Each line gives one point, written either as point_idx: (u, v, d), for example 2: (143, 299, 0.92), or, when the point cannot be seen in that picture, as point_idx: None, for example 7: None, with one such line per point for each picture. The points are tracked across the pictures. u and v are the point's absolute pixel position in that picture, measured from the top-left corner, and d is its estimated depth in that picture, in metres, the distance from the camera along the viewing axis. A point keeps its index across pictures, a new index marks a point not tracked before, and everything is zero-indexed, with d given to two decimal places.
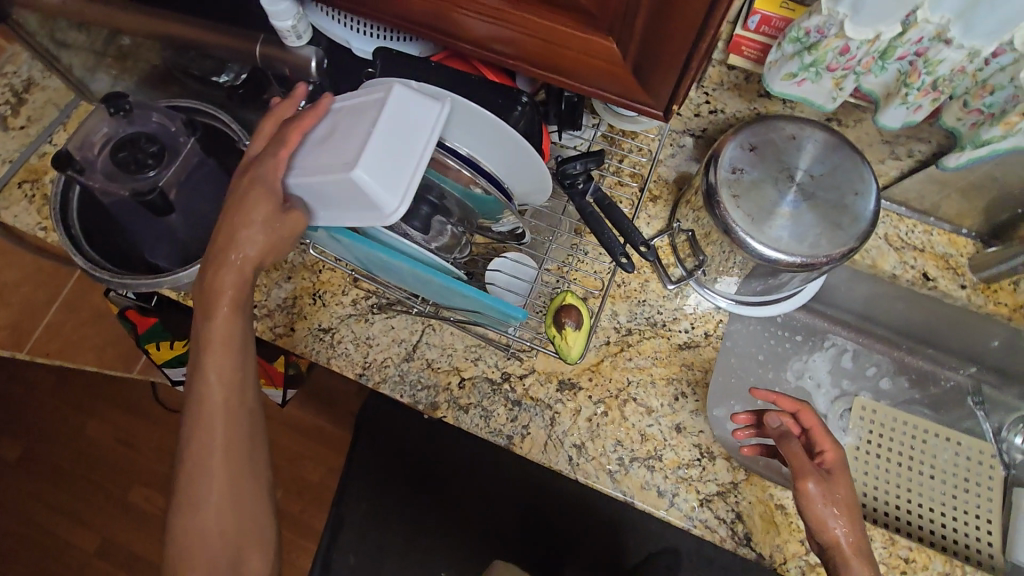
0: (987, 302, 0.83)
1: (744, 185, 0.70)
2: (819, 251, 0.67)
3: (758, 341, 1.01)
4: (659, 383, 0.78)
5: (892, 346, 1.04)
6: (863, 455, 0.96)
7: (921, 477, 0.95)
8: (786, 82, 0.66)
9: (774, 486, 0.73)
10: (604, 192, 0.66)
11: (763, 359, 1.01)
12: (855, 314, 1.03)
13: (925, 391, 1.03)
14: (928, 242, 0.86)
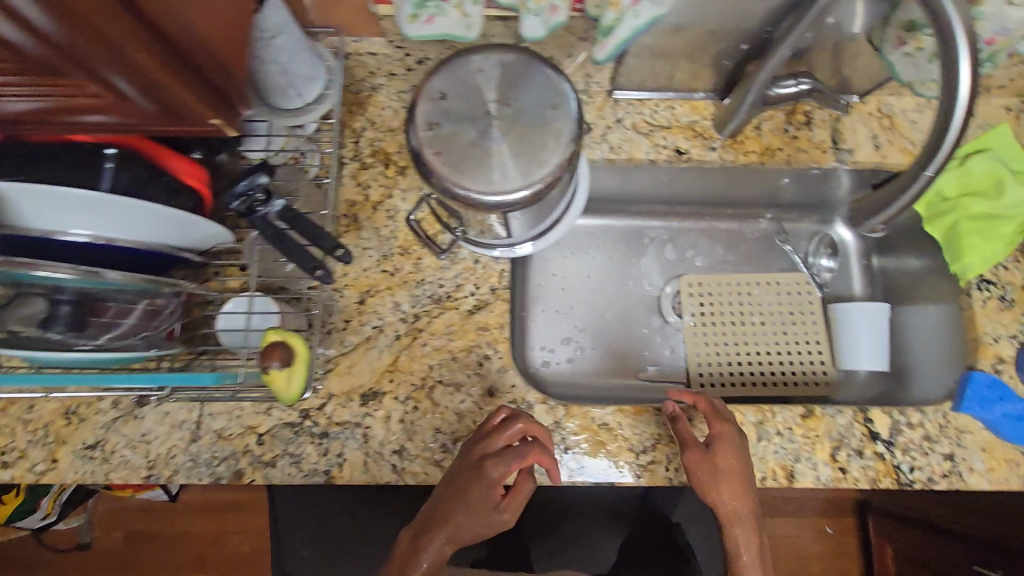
0: (738, 156, 0.83)
1: (445, 138, 0.65)
2: (532, 183, 0.64)
3: (579, 264, 1.02)
4: (460, 356, 0.76)
5: (700, 217, 1.05)
6: (700, 330, 1.00)
7: (754, 329, 1.00)
8: (419, 25, 0.76)
9: (593, 409, 0.75)
10: (288, 207, 0.61)
11: (589, 279, 1.02)
12: (661, 202, 1.03)
13: (739, 250, 1.05)
14: (674, 117, 0.84)
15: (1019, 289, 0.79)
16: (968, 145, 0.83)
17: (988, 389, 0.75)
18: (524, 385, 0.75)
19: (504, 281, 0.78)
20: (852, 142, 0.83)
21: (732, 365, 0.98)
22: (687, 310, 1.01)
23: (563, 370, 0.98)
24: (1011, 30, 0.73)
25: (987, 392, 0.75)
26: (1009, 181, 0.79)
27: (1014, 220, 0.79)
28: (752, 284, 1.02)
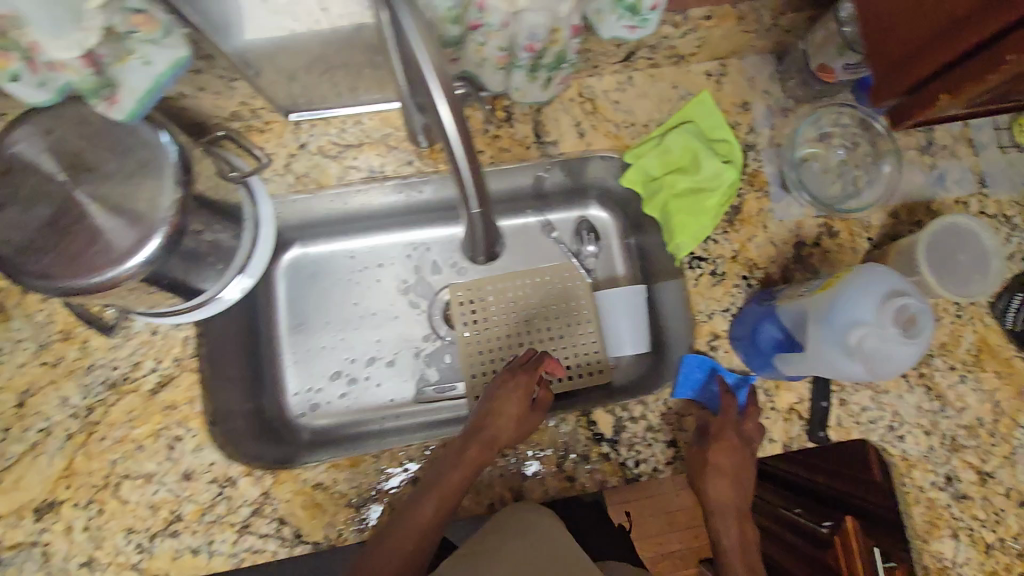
0: (436, 167, 0.79)
1: (21, 223, 0.56)
2: (123, 260, 0.56)
3: (334, 293, 0.96)
4: (147, 443, 0.68)
5: (459, 222, 1.00)
6: (473, 340, 0.95)
7: (527, 329, 0.96)
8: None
9: (305, 469, 0.70)
10: None
11: (348, 307, 0.95)
12: (411, 213, 0.98)
13: (506, 246, 1.00)
14: (363, 133, 0.77)
15: (728, 261, 0.78)
16: (671, 118, 0.80)
17: (696, 368, 0.76)
18: (224, 461, 0.69)
19: (189, 350, 0.71)
20: (555, 134, 0.79)
21: None
22: (459, 320, 0.96)
23: (330, 410, 0.92)
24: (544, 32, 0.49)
25: (695, 372, 0.76)
26: (703, 155, 0.77)
27: (717, 192, 0.77)
28: (522, 280, 0.98)
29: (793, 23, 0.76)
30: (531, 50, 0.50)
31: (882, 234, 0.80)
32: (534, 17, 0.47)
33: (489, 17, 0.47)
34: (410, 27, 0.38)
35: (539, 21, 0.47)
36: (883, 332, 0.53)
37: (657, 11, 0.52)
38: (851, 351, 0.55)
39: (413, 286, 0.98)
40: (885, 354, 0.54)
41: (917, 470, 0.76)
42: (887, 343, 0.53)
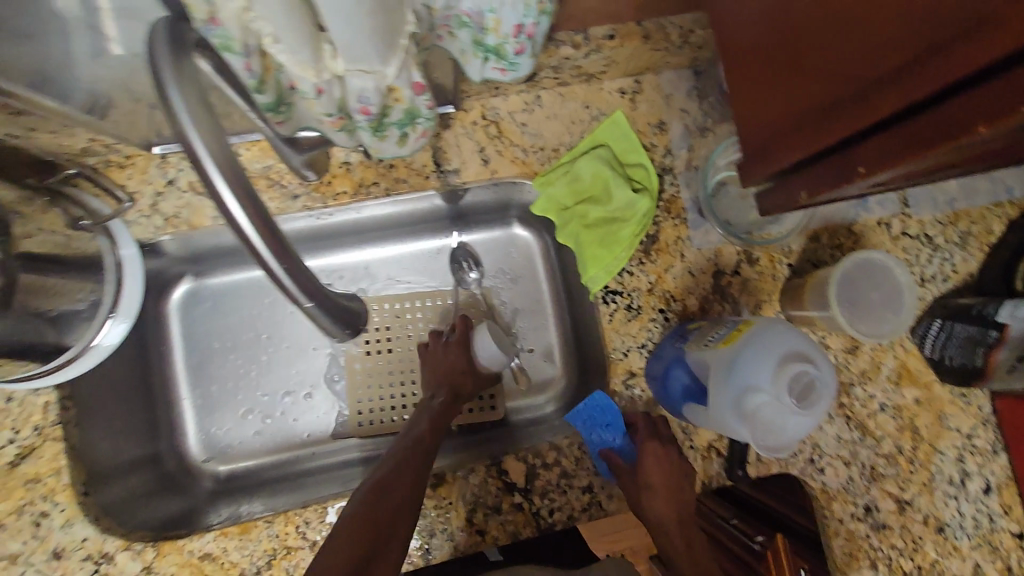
0: (326, 200, 0.72)
1: None
2: None
3: (227, 328, 0.89)
4: (8, 521, 0.62)
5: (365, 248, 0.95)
6: (374, 368, 0.90)
7: None
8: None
9: (189, 539, 0.64)
10: None
11: (243, 340, 0.89)
12: (314, 241, 0.91)
13: (415, 271, 0.96)
14: (241, 166, 0.70)
15: (644, 294, 0.75)
16: (582, 142, 0.75)
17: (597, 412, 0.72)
18: (98, 536, 0.63)
19: (51, 417, 0.64)
20: (457, 161, 0.74)
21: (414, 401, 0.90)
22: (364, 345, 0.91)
23: (236, 453, 0.86)
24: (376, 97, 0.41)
25: (595, 421, 0.72)
26: (614, 184, 0.73)
27: (629, 222, 0.73)
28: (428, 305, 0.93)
29: (705, 39, 0.71)
30: (368, 113, 0.43)
31: (802, 259, 0.77)
32: (360, 80, 0.40)
33: (302, 85, 0.40)
34: (178, 102, 0.35)
35: (366, 85, 0.40)
36: (779, 402, 0.50)
37: (525, 54, 0.46)
38: (744, 417, 0.52)
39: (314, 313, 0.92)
40: (778, 426, 0.51)
41: (837, 503, 0.75)
42: (780, 415, 0.50)
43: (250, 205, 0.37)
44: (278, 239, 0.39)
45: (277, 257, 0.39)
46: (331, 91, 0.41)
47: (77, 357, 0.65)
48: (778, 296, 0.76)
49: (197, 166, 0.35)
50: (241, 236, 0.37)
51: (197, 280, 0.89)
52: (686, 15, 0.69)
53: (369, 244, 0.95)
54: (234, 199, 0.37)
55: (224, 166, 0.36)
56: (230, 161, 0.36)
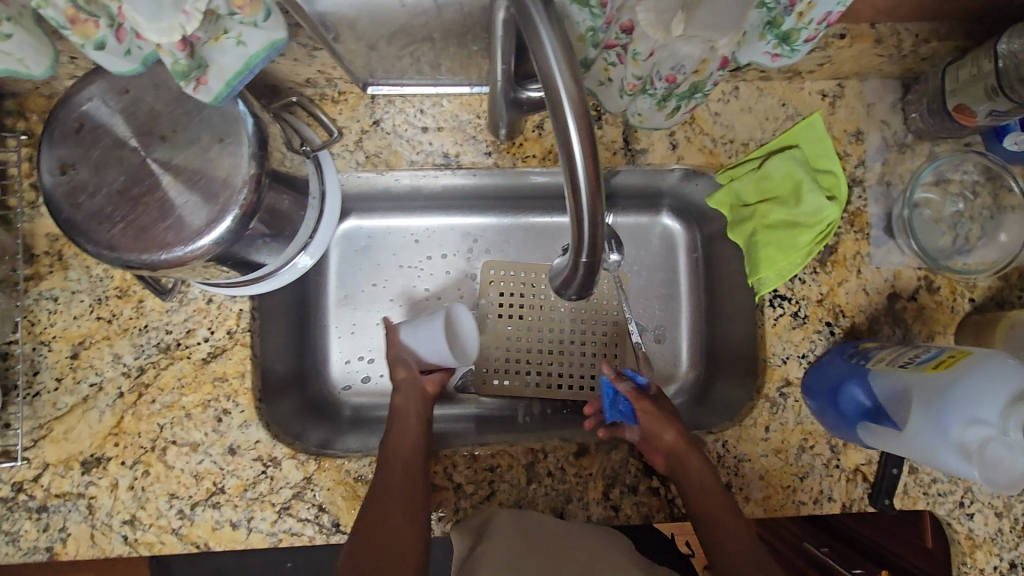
0: (515, 161, 0.73)
1: (89, 184, 0.53)
2: (178, 245, 0.53)
3: (365, 269, 0.92)
4: (195, 412, 0.68)
5: (503, 212, 0.93)
6: (497, 326, 0.91)
7: (552, 324, 0.91)
8: None
9: (348, 460, 0.69)
10: None
11: (378, 283, 0.91)
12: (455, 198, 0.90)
13: (547, 244, 0.93)
14: (440, 117, 0.72)
15: (813, 304, 0.73)
16: (774, 140, 0.73)
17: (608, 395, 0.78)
18: (269, 440, 0.68)
19: (243, 323, 0.69)
20: (645, 142, 0.74)
21: (531, 364, 0.90)
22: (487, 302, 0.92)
23: (370, 387, 0.89)
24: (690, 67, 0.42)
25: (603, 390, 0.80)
26: (807, 187, 0.70)
27: (813, 229, 0.71)
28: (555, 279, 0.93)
29: (934, 51, 0.68)
30: (670, 83, 0.44)
31: (986, 296, 0.73)
32: (687, 49, 0.41)
33: (639, 43, 0.41)
34: (546, 40, 0.35)
35: (693, 55, 0.41)
36: (1009, 439, 0.50)
37: (809, 43, 0.47)
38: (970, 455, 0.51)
39: (442, 268, 0.92)
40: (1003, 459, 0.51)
41: (980, 552, 0.71)
42: (1011, 451, 0.50)
43: (587, 134, 0.36)
44: (603, 189, 0.37)
45: (593, 208, 0.38)
46: (653, 57, 0.42)
47: (272, 274, 0.69)
48: (954, 329, 0.73)
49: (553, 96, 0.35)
50: (573, 181, 0.37)
51: (356, 221, 0.91)
52: (920, 24, 0.67)
53: (508, 210, 0.92)
54: (578, 140, 0.36)
55: (578, 107, 0.35)
56: (582, 99, 0.35)
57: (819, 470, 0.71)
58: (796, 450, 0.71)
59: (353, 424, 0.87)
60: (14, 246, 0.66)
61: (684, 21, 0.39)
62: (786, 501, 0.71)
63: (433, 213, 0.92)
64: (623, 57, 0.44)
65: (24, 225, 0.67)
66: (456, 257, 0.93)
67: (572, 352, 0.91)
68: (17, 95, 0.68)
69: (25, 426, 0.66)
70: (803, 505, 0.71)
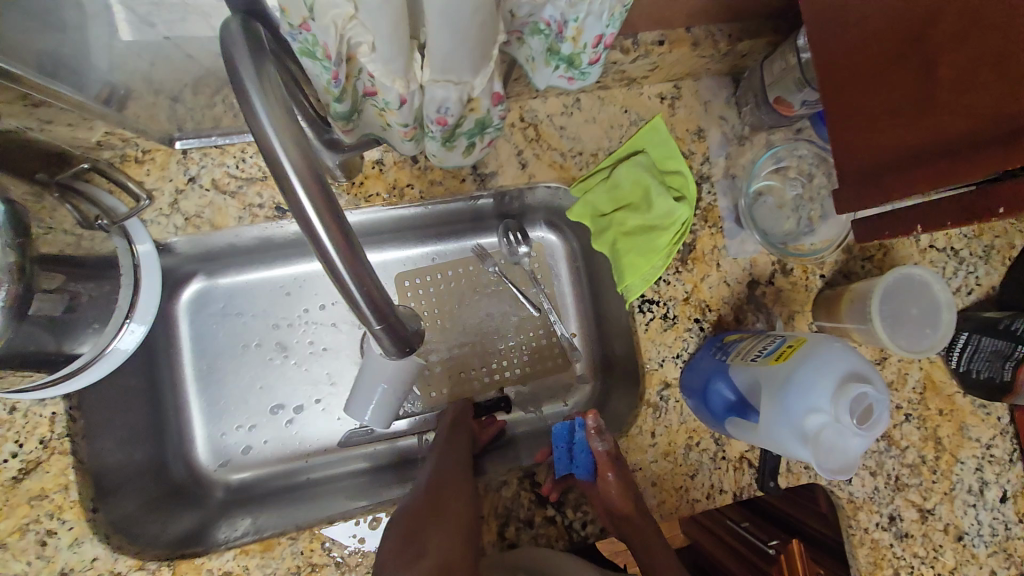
0: (359, 201, 0.68)
1: None
2: None
3: (233, 332, 0.83)
4: (11, 541, 0.58)
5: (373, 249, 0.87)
6: None
7: (447, 356, 0.89)
8: None
9: (211, 557, 0.61)
10: None
11: (249, 345, 0.83)
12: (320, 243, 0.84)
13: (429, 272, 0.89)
14: (267, 164, 0.66)
15: (680, 304, 0.74)
16: (620, 147, 0.73)
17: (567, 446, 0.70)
18: (109, 556, 0.59)
19: (59, 428, 0.60)
20: (493, 164, 0.71)
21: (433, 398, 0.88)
22: None
23: (252, 458, 0.82)
24: (456, 110, 0.43)
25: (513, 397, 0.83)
26: (655, 192, 0.70)
27: (668, 231, 0.71)
28: (444, 313, 0.89)
29: (751, 48, 0.70)
30: (444, 124, 0.44)
31: (835, 272, 0.77)
32: (443, 91, 0.41)
33: (385, 93, 0.41)
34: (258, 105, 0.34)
35: (450, 96, 0.41)
36: (841, 424, 0.51)
37: (597, 64, 0.46)
38: (808, 443, 0.52)
39: (322, 320, 0.86)
40: (841, 444, 0.52)
41: (862, 513, 0.75)
42: (843, 436, 0.51)
43: (319, 194, 0.34)
44: (351, 244, 0.36)
45: (348, 260, 0.36)
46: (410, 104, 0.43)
47: (85, 366, 0.60)
48: (811, 307, 0.76)
49: (271, 160, 0.34)
50: (317, 243, 0.35)
51: (206, 281, 0.82)
52: (732, 23, 0.69)
53: (378, 246, 0.88)
54: (310, 200, 0.34)
55: (305, 170, 0.34)
56: (309, 161, 0.34)
57: (708, 465, 0.72)
58: (683, 450, 0.72)
59: (232, 505, 0.79)
60: None
61: (426, 66, 0.39)
62: (681, 502, 0.71)
63: (297, 258, 0.85)
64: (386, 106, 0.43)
65: None
66: (335, 306, 0.86)
67: (469, 382, 0.89)
68: None
69: None
70: (696, 503, 0.71)
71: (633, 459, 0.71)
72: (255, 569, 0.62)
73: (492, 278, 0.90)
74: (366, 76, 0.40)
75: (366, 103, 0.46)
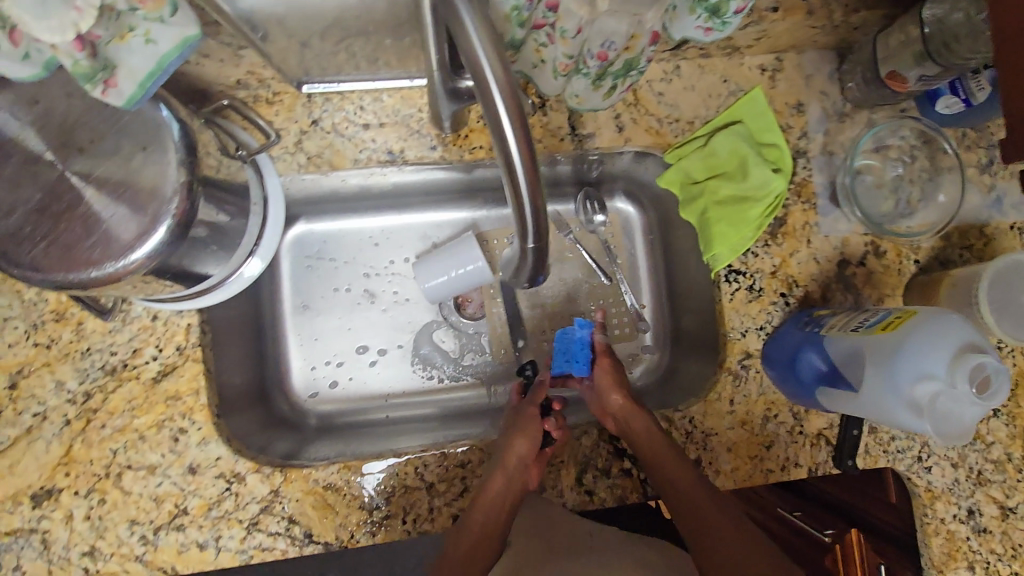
0: (464, 153, 0.72)
1: (4, 204, 0.51)
2: (105, 262, 0.51)
3: (329, 275, 0.89)
4: (149, 434, 0.65)
5: (460, 206, 0.92)
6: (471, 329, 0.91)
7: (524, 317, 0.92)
8: None
9: (316, 469, 0.67)
10: None
11: (343, 288, 0.89)
12: (413, 196, 0.89)
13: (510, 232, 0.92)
14: (383, 112, 0.71)
15: (767, 276, 0.74)
16: (718, 117, 0.74)
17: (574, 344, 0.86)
18: (230, 456, 0.66)
19: (194, 338, 0.67)
20: (592, 126, 0.74)
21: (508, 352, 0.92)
22: (470, 307, 0.92)
23: (338, 392, 0.88)
24: (620, 44, 0.48)
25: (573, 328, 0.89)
26: (752, 161, 0.71)
27: (761, 201, 0.72)
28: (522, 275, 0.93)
29: (864, 20, 0.69)
30: (602, 60, 0.49)
31: (930, 257, 0.76)
32: (614, 24, 0.46)
33: (564, 21, 0.46)
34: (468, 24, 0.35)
35: (620, 30, 0.46)
36: (956, 391, 0.52)
37: (739, 14, 0.48)
38: (919, 407, 0.53)
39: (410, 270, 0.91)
40: (955, 411, 0.53)
41: (939, 502, 0.74)
42: (957, 403, 0.52)
43: (516, 115, 0.35)
44: (540, 172, 0.37)
45: (530, 185, 0.38)
46: (580, 36, 0.47)
47: (216, 285, 0.67)
48: (902, 291, 0.75)
49: (477, 76, 0.35)
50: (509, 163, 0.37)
51: (306, 225, 0.89)
52: None
53: (464, 203, 0.92)
54: (509, 121, 0.36)
55: (506, 88, 0.35)
56: (509, 80, 0.35)
57: (784, 438, 0.73)
58: (760, 420, 0.73)
59: (322, 433, 0.85)
60: None
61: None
62: (755, 471, 0.72)
63: (389, 210, 0.90)
64: (553, 36, 0.48)
65: None
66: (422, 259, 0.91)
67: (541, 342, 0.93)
68: None
69: None
70: (770, 473, 0.72)
71: (710, 423, 0.73)
72: (354, 483, 0.67)
73: (566, 243, 0.91)
74: (544, 6, 0.45)
75: (531, 37, 0.49)
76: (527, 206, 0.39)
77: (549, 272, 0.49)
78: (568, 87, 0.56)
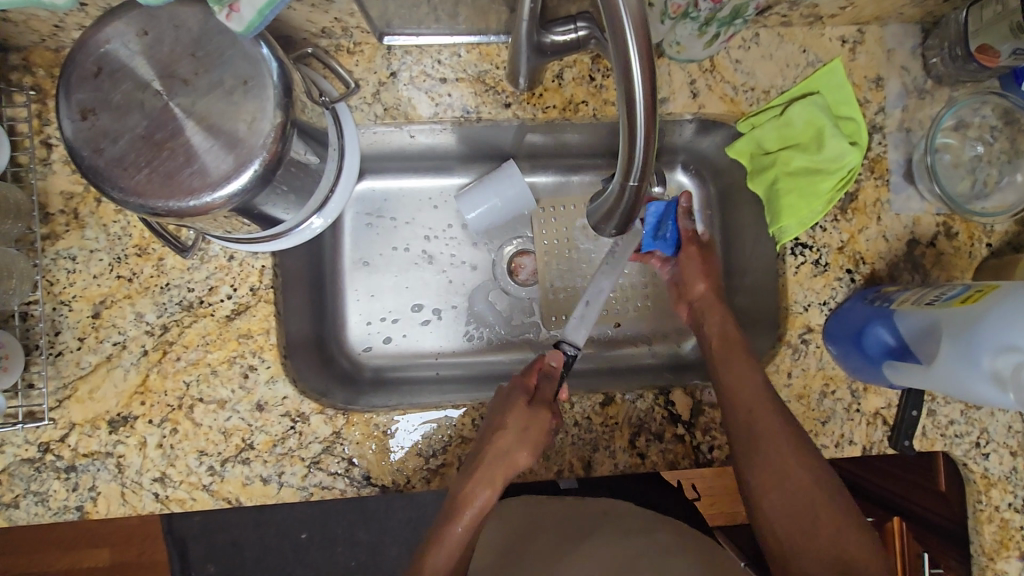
0: (535, 112, 0.72)
1: (111, 130, 0.52)
2: (202, 192, 0.53)
3: (387, 232, 0.90)
4: (220, 369, 0.67)
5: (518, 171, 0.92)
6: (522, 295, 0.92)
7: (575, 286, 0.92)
8: None
9: (376, 415, 0.69)
10: None
11: (400, 247, 0.90)
12: (473, 159, 0.89)
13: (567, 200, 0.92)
14: (459, 67, 0.71)
15: (834, 252, 0.73)
16: (795, 87, 0.73)
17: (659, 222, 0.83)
18: (296, 396, 0.68)
19: (266, 280, 0.69)
20: (667, 91, 0.73)
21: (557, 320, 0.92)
22: (522, 272, 0.92)
23: (389, 348, 0.89)
24: None
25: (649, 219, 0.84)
26: (829, 133, 0.70)
27: (835, 174, 0.71)
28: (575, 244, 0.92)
29: None
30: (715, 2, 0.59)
31: (1003, 241, 0.74)
32: None
33: None
34: None
35: None
36: None
37: None
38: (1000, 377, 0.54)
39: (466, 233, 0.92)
40: None
41: (995, 490, 0.73)
42: None
43: (644, 56, 0.38)
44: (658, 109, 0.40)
45: (646, 130, 0.41)
46: None
47: (287, 231, 0.68)
48: (972, 274, 0.73)
49: (612, 13, 0.37)
50: (630, 100, 0.40)
51: (368, 183, 0.90)
52: None
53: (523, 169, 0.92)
54: (636, 58, 0.38)
55: (637, 26, 0.37)
56: (641, 16, 0.37)
57: (840, 414, 0.72)
58: (817, 396, 0.72)
59: (374, 385, 0.86)
60: (27, 205, 0.65)
61: None
62: None
63: (449, 172, 0.91)
64: None
65: (37, 182, 0.66)
66: None
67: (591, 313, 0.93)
68: (23, 49, 0.66)
69: (48, 387, 0.65)
70: (824, 449, 0.72)
71: (767, 396, 0.72)
72: (412, 431, 0.69)
73: None
74: None
75: None
76: (638, 144, 0.42)
77: (636, 216, 0.52)
78: (670, 36, 0.67)
